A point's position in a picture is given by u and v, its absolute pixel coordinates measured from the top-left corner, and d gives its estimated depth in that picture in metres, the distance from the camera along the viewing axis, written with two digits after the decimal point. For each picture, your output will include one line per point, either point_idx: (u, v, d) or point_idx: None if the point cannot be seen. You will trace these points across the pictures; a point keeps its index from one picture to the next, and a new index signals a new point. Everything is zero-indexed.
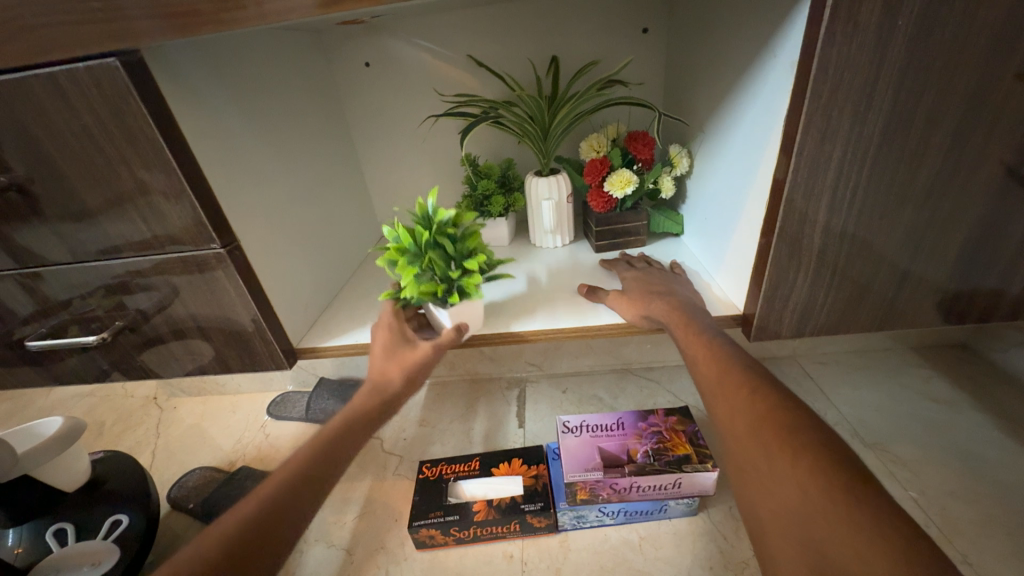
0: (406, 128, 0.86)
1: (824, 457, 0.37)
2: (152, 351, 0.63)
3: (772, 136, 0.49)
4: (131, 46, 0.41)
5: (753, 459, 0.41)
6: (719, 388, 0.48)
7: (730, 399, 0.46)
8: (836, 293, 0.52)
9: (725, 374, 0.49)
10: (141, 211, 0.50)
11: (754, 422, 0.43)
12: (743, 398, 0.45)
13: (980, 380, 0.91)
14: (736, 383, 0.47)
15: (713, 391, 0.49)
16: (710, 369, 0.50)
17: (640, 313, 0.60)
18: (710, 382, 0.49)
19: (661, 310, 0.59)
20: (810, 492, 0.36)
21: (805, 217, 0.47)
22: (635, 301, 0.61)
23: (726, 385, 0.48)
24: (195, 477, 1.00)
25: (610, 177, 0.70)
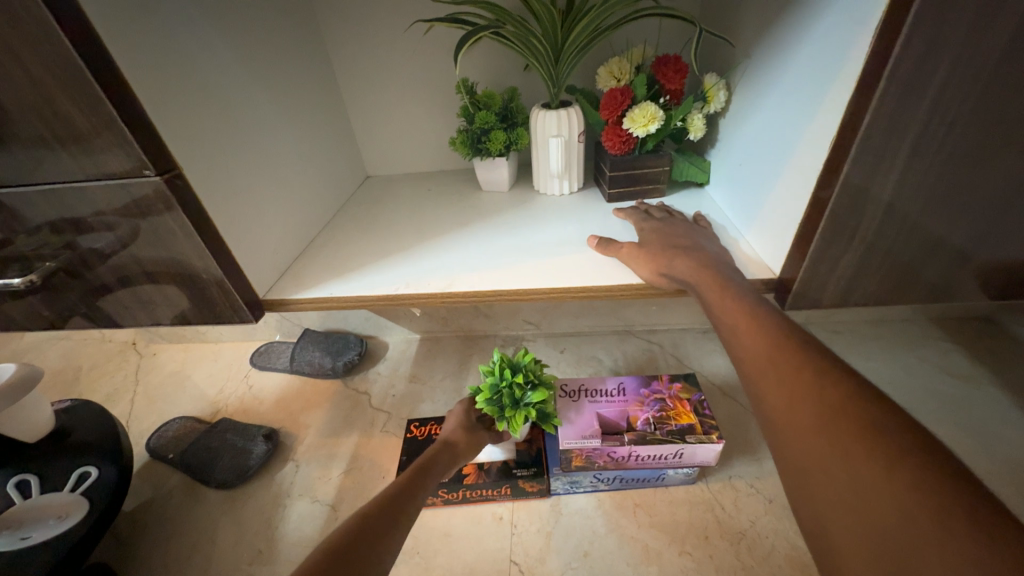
0: (392, 47, 0.73)
1: (922, 463, 0.30)
2: (98, 298, 0.55)
3: (853, 54, 0.38)
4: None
5: (821, 457, 0.34)
6: (767, 366, 0.41)
7: (780, 380, 0.39)
8: (896, 257, 0.44)
9: (775, 350, 0.41)
10: (53, 126, 0.40)
11: (815, 410, 0.36)
12: (799, 379, 0.38)
13: (1002, 354, 0.86)
14: (789, 362, 0.40)
15: (761, 369, 0.41)
16: (758, 345, 0.42)
17: (658, 272, 0.52)
18: (758, 361, 0.42)
19: (686, 269, 0.51)
20: (904, 508, 0.29)
21: (881, 160, 0.38)
22: (657, 257, 0.53)
23: (779, 366, 0.40)
24: (175, 427, 0.96)
25: (632, 111, 0.60)
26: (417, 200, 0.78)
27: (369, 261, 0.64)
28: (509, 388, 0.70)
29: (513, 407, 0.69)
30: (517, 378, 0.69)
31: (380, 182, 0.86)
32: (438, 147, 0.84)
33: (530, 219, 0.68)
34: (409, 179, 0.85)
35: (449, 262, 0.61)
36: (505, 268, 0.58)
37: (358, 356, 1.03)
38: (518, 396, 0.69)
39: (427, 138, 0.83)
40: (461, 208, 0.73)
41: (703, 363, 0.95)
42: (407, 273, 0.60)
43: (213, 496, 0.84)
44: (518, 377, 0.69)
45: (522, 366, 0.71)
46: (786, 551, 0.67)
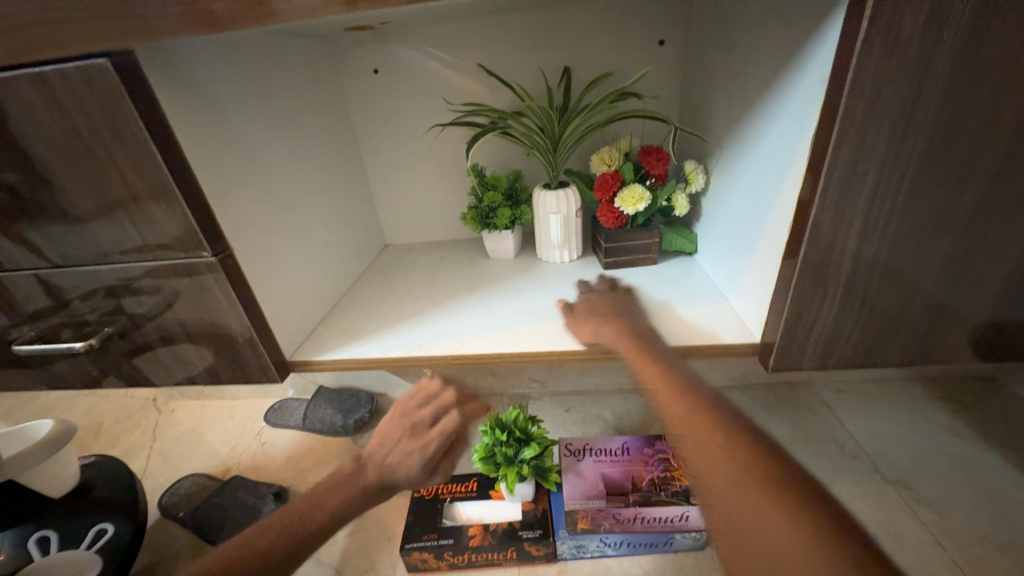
0: (412, 136, 0.85)
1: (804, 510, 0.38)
2: (143, 359, 0.61)
3: (799, 154, 0.46)
4: (122, 43, 0.40)
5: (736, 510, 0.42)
6: (687, 429, 0.48)
7: (705, 446, 0.46)
8: (864, 324, 0.48)
9: (692, 414, 0.49)
10: (131, 216, 0.48)
11: (728, 465, 0.44)
12: (720, 442, 0.46)
13: (1007, 414, 0.86)
14: (705, 425, 0.48)
15: (684, 432, 0.49)
16: (678, 410, 0.50)
17: (587, 339, 0.59)
18: (679, 426, 0.49)
19: (621, 335, 0.58)
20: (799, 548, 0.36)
21: (835, 243, 0.44)
22: (598, 323, 0.61)
23: (695, 430, 0.48)
24: (187, 484, 0.98)
25: (621, 192, 0.68)
26: (430, 267, 0.86)
27: (386, 324, 0.70)
28: (499, 446, 0.74)
29: (507, 463, 0.74)
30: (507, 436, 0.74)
31: (398, 250, 0.94)
32: (450, 219, 0.93)
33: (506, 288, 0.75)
34: (423, 247, 0.94)
35: (459, 326, 0.67)
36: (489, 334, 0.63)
37: (369, 414, 1.06)
38: (511, 453, 0.74)
39: (441, 211, 0.92)
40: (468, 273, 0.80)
41: None
42: (420, 335, 0.66)
43: None
44: (509, 436, 0.74)
45: (512, 424, 0.76)
46: None
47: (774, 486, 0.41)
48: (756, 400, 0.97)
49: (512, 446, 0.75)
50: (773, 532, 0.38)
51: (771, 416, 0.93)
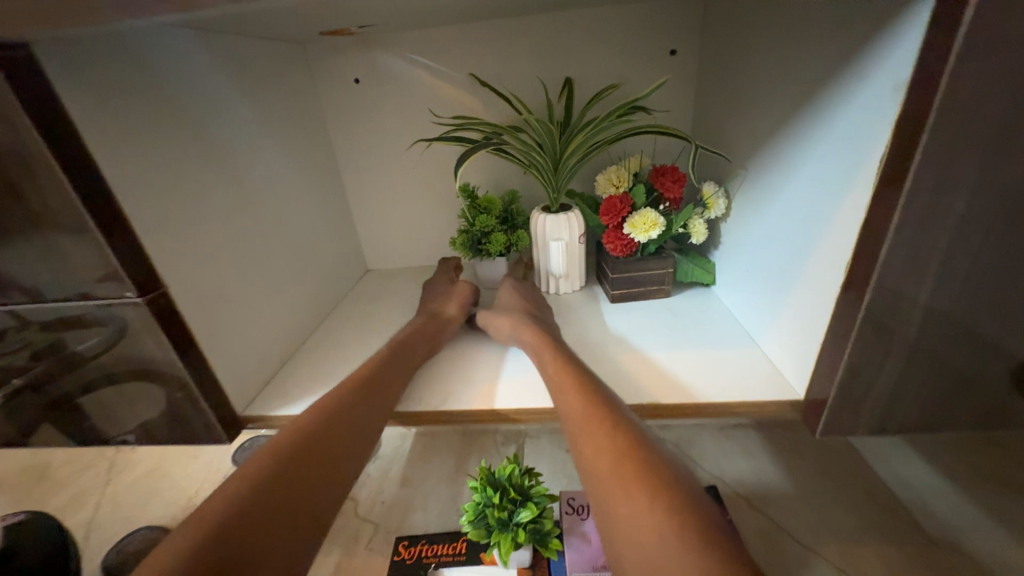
0: (398, 152, 0.77)
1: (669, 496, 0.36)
2: (64, 415, 0.50)
3: (859, 180, 0.37)
4: (6, 36, 0.31)
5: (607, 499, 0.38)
6: (580, 419, 0.44)
7: (592, 440, 0.42)
8: (935, 383, 0.40)
9: (586, 403, 0.45)
10: (35, 250, 0.39)
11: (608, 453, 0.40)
12: (608, 436, 0.42)
13: None
14: (596, 415, 0.44)
15: (576, 422, 0.44)
16: (574, 400, 0.46)
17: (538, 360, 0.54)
18: (574, 417, 0.45)
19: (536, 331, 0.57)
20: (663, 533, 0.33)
21: (907, 289, 0.35)
22: (512, 321, 0.60)
23: (590, 419, 0.44)
24: (136, 539, 0.87)
25: (631, 217, 0.60)
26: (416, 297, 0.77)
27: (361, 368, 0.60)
28: (491, 508, 0.65)
29: (500, 528, 0.64)
30: (500, 496, 0.65)
31: (381, 276, 0.85)
32: (439, 243, 0.85)
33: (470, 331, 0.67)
34: (409, 273, 0.85)
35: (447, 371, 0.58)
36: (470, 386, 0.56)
37: None
38: (505, 515, 0.64)
39: (429, 234, 0.84)
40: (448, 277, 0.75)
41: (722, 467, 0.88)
42: None
43: None
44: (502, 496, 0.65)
45: (506, 480, 0.67)
46: None
47: (650, 475, 0.37)
48: (775, 441, 0.88)
49: (505, 507, 0.65)
50: (642, 521, 0.35)
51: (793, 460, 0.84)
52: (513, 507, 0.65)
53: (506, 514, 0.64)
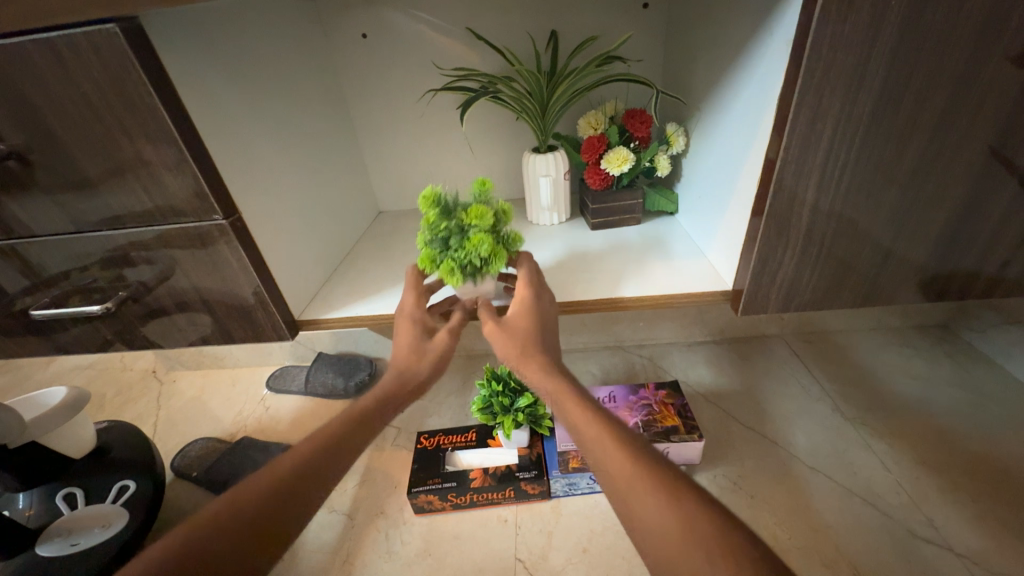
0: (404, 103, 0.86)
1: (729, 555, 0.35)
2: (155, 323, 0.64)
3: (767, 113, 0.50)
4: (126, 11, 0.41)
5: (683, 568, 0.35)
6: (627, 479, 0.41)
7: (646, 503, 0.39)
8: (821, 271, 0.54)
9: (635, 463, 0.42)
10: (142, 181, 0.51)
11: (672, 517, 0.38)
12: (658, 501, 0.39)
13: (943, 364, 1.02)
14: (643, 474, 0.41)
15: (623, 483, 0.42)
16: (617, 456, 0.43)
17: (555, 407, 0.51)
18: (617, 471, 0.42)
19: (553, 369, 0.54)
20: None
21: (795, 194, 0.49)
22: (522, 353, 0.55)
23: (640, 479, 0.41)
24: (199, 447, 1.03)
25: (607, 154, 0.71)
26: None
27: (387, 286, 0.73)
28: (496, 397, 0.81)
29: (504, 412, 0.80)
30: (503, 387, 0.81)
31: (392, 217, 0.97)
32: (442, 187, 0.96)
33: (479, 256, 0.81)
34: (417, 214, 0.97)
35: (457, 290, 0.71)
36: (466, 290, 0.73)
37: (369, 376, 1.12)
38: (506, 402, 0.80)
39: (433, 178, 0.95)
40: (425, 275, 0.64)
41: (686, 372, 1.07)
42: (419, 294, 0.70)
43: None
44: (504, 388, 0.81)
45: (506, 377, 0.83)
46: None
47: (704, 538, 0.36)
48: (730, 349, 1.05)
49: (507, 396, 0.81)
50: None
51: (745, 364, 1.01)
52: (514, 398, 0.81)
53: (508, 402, 0.81)
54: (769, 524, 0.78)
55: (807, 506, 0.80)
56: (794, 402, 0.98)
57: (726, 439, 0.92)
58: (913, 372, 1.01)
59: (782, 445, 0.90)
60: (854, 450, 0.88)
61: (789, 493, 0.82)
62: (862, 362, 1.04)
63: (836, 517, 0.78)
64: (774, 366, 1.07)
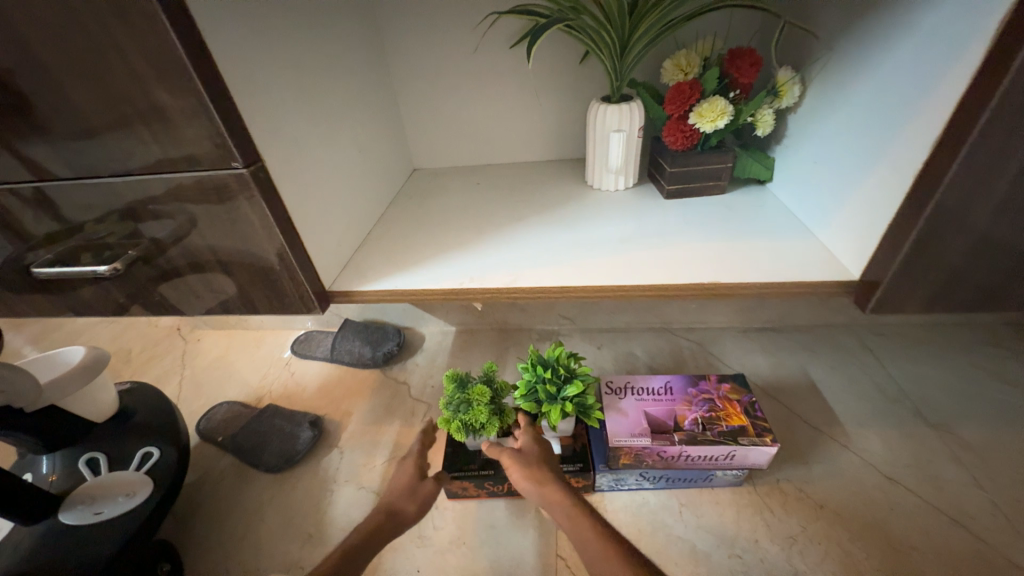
0: (449, 39, 0.74)
1: None
2: (170, 287, 0.56)
3: (972, 42, 0.36)
4: None
5: None
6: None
7: None
8: (987, 263, 0.43)
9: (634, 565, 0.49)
10: (146, 118, 0.41)
11: None
12: None
13: None
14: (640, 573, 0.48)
15: None
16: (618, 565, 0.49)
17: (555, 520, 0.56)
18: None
19: (560, 490, 0.58)
20: None
21: (993, 161, 0.37)
22: (533, 473, 0.60)
23: None
24: (222, 411, 1.00)
25: (699, 107, 0.58)
26: (467, 194, 0.78)
27: (427, 255, 0.63)
28: (542, 383, 0.73)
29: (550, 401, 0.72)
30: (549, 374, 0.72)
31: (428, 175, 0.87)
32: (485, 143, 0.84)
33: (540, 221, 0.67)
34: (456, 173, 0.86)
35: (510, 257, 0.60)
36: (516, 264, 0.59)
37: (397, 347, 1.06)
38: (553, 390, 0.72)
39: (475, 132, 0.83)
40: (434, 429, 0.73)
41: (741, 361, 0.98)
42: (465, 266, 0.60)
43: (263, 478, 0.87)
44: (551, 375, 0.72)
45: (553, 362, 0.74)
46: (838, 555, 0.68)
47: None
48: None
49: (555, 384, 0.73)
50: None
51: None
52: (561, 386, 0.73)
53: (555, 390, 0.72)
54: (842, 540, 0.70)
55: (886, 521, 0.71)
56: (869, 402, 0.88)
57: (791, 440, 0.83)
58: (1013, 378, 0.89)
59: (855, 450, 0.81)
60: (940, 462, 0.78)
61: (864, 505, 0.73)
62: (947, 361, 0.93)
63: (922, 537, 0.69)
64: (844, 360, 0.96)
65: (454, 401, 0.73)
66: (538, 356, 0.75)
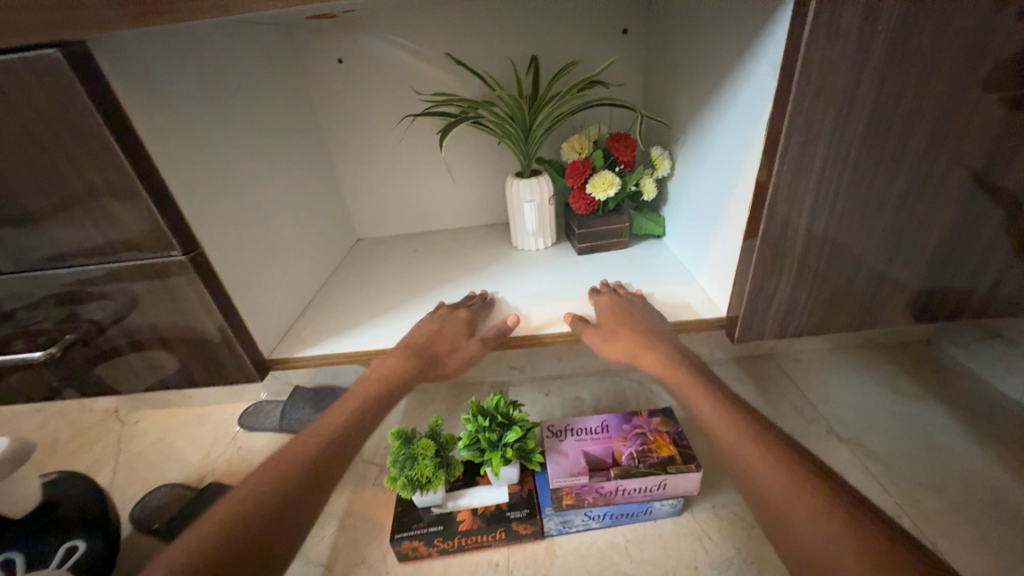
0: (383, 127, 0.84)
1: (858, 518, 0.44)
2: (108, 366, 0.58)
3: (755, 136, 0.48)
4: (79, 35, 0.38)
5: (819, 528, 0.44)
6: (781, 467, 0.49)
7: (787, 484, 0.48)
8: (816, 295, 0.52)
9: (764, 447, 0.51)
10: (91, 215, 0.46)
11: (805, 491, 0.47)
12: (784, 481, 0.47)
13: None
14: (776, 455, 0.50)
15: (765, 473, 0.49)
16: (758, 456, 0.50)
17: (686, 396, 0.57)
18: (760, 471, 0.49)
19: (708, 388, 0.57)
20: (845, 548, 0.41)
21: (789, 218, 0.47)
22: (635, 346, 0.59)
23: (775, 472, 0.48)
24: (160, 495, 0.97)
25: (592, 179, 0.70)
26: (406, 260, 0.85)
27: (364, 319, 0.69)
28: (483, 432, 0.76)
29: (492, 448, 0.76)
30: (489, 422, 0.76)
31: (371, 243, 0.94)
32: (423, 211, 0.93)
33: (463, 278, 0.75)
34: (397, 240, 0.93)
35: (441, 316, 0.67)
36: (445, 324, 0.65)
37: None
38: (494, 438, 0.76)
39: (412, 202, 0.92)
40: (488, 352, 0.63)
41: None
42: (397, 328, 0.66)
43: None
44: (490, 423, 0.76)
45: (492, 410, 0.79)
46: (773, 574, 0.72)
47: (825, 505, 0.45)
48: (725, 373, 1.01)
49: (495, 431, 0.77)
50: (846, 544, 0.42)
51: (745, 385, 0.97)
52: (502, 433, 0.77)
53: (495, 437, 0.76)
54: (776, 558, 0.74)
55: None
56: None
57: None
58: None
59: None
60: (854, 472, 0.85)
61: None
62: None
63: None
64: None
65: (400, 457, 0.75)
66: (478, 406, 0.79)
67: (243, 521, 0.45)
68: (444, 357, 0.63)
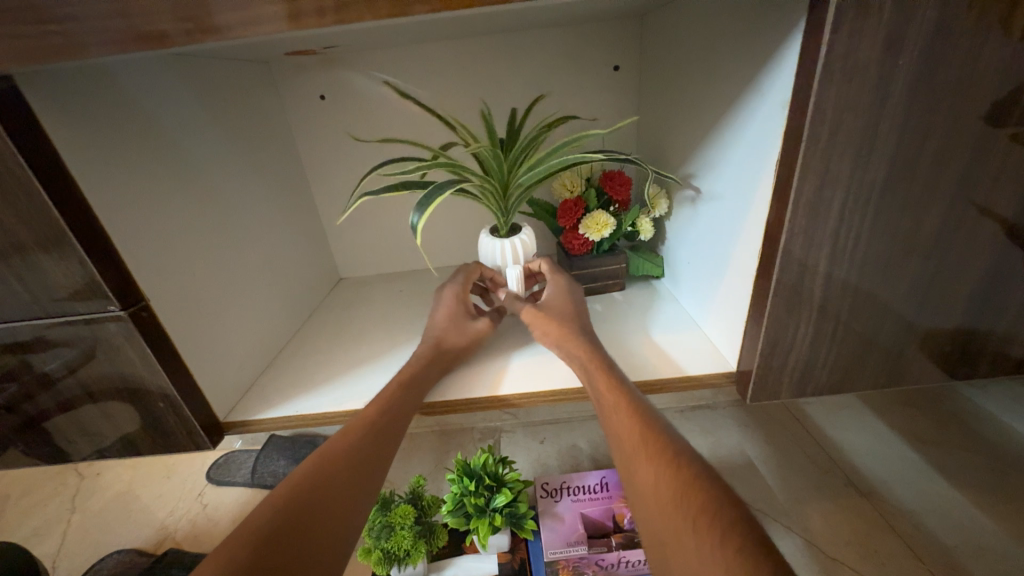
0: (367, 163, 0.81)
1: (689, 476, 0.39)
2: (36, 434, 0.51)
3: (762, 178, 0.44)
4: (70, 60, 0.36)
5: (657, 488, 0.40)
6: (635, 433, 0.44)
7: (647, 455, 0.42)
8: (839, 348, 0.46)
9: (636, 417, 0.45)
10: (16, 268, 0.41)
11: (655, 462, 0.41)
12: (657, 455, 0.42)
13: None
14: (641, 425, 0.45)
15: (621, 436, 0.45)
16: (622, 416, 0.46)
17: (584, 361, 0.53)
18: (621, 421, 0.46)
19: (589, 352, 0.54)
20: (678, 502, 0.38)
21: (806, 266, 0.42)
22: (559, 330, 0.57)
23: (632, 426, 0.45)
24: (111, 563, 0.84)
25: (585, 219, 0.66)
26: (389, 302, 0.80)
27: (336, 372, 0.62)
28: (468, 496, 0.69)
29: (479, 514, 0.67)
30: (475, 485, 0.68)
31: (353, 283, 0.88)
32: (408, 248, 0.88)
33: None
34: (381, 279, 0.88)
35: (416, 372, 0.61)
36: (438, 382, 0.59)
37: None
38: (482, 502, 0.68)
39: (397, 239, 0.87)
40: (509, 340, 0.67)
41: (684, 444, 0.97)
42: (373, 383, 0.59)
43: None
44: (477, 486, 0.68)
45: (479, 470, 0.71)
46: None
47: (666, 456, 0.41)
48: (731, 418, 0.94)
49: (483, 494, 0.69)
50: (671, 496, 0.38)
51: (756, 432, 0.89)
52: (490, 496, 0.69)
53: (484, 503, 0.68)
54: None
55: None
56: None
57: None
58: None
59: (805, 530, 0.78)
60: None
61: None
62: None
63: None
64: None
65: (376, 526, 0.67)
66: (465, 465, 0.71)
67: (298, 514, 0.40)
68: (456, 336, 0.60)
